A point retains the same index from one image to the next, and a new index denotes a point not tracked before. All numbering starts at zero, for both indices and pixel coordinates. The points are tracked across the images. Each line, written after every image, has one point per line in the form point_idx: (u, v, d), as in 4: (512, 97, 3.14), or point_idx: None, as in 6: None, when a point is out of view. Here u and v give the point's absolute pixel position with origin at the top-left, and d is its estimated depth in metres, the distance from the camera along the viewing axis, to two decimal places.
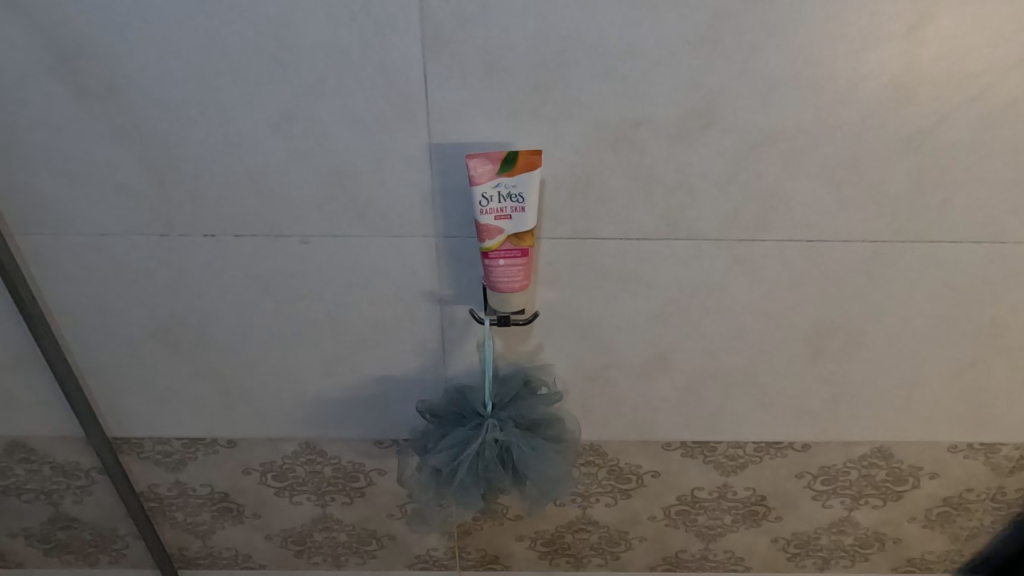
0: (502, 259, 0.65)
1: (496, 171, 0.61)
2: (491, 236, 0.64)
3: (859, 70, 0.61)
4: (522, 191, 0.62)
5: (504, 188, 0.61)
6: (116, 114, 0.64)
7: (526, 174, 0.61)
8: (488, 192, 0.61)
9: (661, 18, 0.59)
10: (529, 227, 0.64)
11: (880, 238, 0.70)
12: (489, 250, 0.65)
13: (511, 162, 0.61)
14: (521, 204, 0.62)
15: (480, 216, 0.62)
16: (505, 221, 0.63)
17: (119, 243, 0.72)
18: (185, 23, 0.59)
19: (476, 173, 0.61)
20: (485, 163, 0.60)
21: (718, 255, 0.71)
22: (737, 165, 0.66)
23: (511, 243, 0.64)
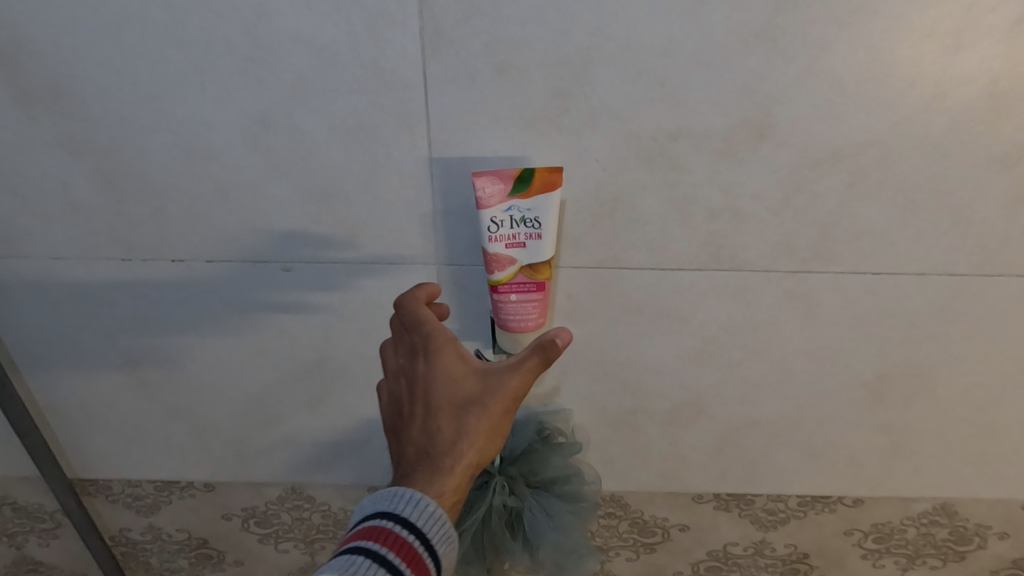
0: (513, 294, 0.54)
1: (508, 192, 0.51)
2: (501, 267, 0.53)
3: (949, 72, 0.50)
4: (538, 215, 0.52)
5: (517, 212, 0.51)
6: (66, 121, 0.55)
7: (543, 195, 0.51)
8: (497, 216, 0.51)
9: (709, 10, 0.48)
10: (546, 257, 0.53)
11: (960, 271, 0.59)
12: (497, 283, 0.54)
13: (526, 181, 0.51)
14: (537, 230, 0.52)
15: (488, 243, 0.52)
16: (519, 250, 0.53)
17: (76, 268, 0.63)
18: (144, 14, 0.50)
19: (483, 194, 0.51)
20: (494, 182, 0.51)
21: (766, 289, 0.61)
22: (793, 185, 0.55)
23: (524, 276, 0.54)
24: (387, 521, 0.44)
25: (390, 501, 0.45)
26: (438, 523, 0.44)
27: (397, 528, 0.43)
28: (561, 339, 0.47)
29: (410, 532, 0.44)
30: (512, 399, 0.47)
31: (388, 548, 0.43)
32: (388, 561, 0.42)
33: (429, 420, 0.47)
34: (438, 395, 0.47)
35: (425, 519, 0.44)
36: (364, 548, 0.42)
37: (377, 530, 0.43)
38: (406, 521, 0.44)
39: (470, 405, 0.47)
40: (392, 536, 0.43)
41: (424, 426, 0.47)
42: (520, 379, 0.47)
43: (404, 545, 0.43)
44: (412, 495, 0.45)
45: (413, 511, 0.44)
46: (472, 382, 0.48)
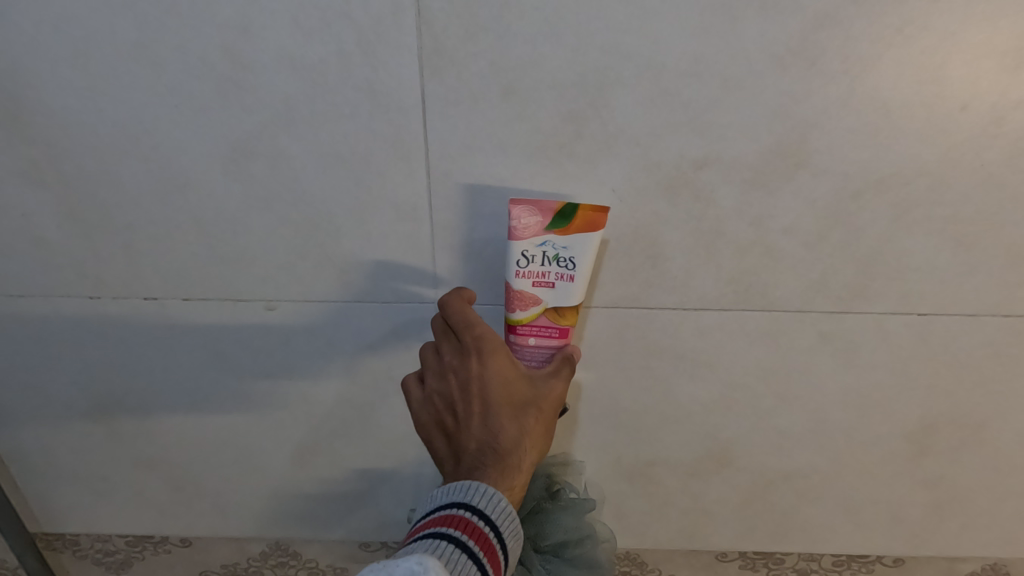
0: (532, 337, 0.49)
1: (545, 226, 0.45)
2: (523, 306, 0.48)
3: (1008, 94, 0.45)
4: (574, 254, 0.46)
5: (552, 248, 0.46)
6: (29, 149, 0.50)
7: (582, 234, 0.45)
8: (529, 250, 0.46)
9: (739, 25, 0.43)
10: (575, 302, 0.47)
11: (1017, 311, 0.53)
12: (517, 323, 0.49)
13: (566, 217, 0.45)
14: (569, 271, 0.46)
15: (514, 278, 0.47)
16: (545, 291, 0.47)
17: (40, 307, 0.57)
18: (112, 32, 0.45)
19: (518, 224, 0.45)
20: (531, 212, 0.45)
21: (800, 331, 0.55)
22: (831, 218, 0.50)
23: (547, 319, 0.48)
24: (465, 510, 0.39)
25: (465, 490, 0.40)
26: (512, 519, 0.41)
27: (477, 519, 0.39)
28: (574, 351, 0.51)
29: (488, 524, 0.39)
30: (558, 400, 0.48)
31: (468, 537, 0.38)
32: (469, 552, 0.37)
33: (487, 419, 0.44)
34: (497, 392, 0.44)
35: (501, 513, 0.40)
36: (443, 535, 0.38)
37: (453, 519, 0.39)
38: (484, 511, 0.39)
39: (526, 404, 0.46)
40: (472, 526, 0.39)
41: (481, 424, 0.44)
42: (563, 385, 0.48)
43: (482, 539, 0.39)
44: (488, 488, 0.41)
45: (489, 503, 0.40)
46: (524, 381, 0.46)
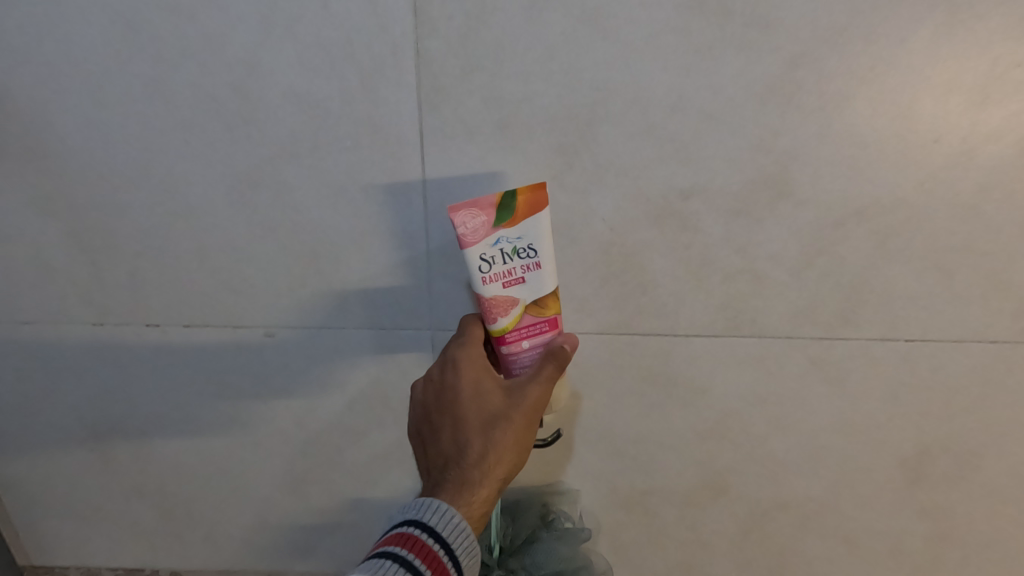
0: (524, 341, 0.45)
1: (493, 223, 0.42)
2: (503, 312, 0.44)
3: (977, 128, 0.47)
4: (531, 241, 0.43)
5: (507, 243, 0.42)
6: (43, 181, 0.52)
7: (532, 217, 0.42)
8: (487, 252, 0.42)
9: (718, 64, 0.46)
10: (549, 289, 0.44)
11: (1003, 338, 0.54)
12: (502, 333, 0.45)
13: (510, 206, 0.42)
14: (534, 260, 0.43)
15: (483, 288, 0.43)
16: (521, 290, 0.43)
17: (44, 335, 0.58)
18: (130, 72, 0.48)
19: (465, 230, 0.42)
20: (473, 214, 0.42)
21: (790, 357, 0.56)
22: (815, 247, 0.52)
23: (532, 317, 0.44)
24: (414, 528, 0.40)
25: (418, 506, 0.41)
26: (467, 535, 0.41)
27: (424, 537, 0.40)
28: (570, 343, 0.45)
29: (436, 542, 0.40)
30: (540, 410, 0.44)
31: (413, 557, 0.39)
32: (411, 571, 0.39)
33: (456, 432, 0.44)
34: (466, 406, 0.44)
35: (451, 530, 0.40)
36: (389, 554, 0.39)
37: (402, 537, 0.40)
38: (433, 529, 0.40)
39: (496, 417, 0.44)
40: (418, 544, 0.40)
41: (449, 436, 0.44)
42: (545, 384, 0.44)
43: (428, 556, 0.39)
44: (440, 505, 0.41)
45: (440, 520, 0.40)
46: (500, 393, 0.45)
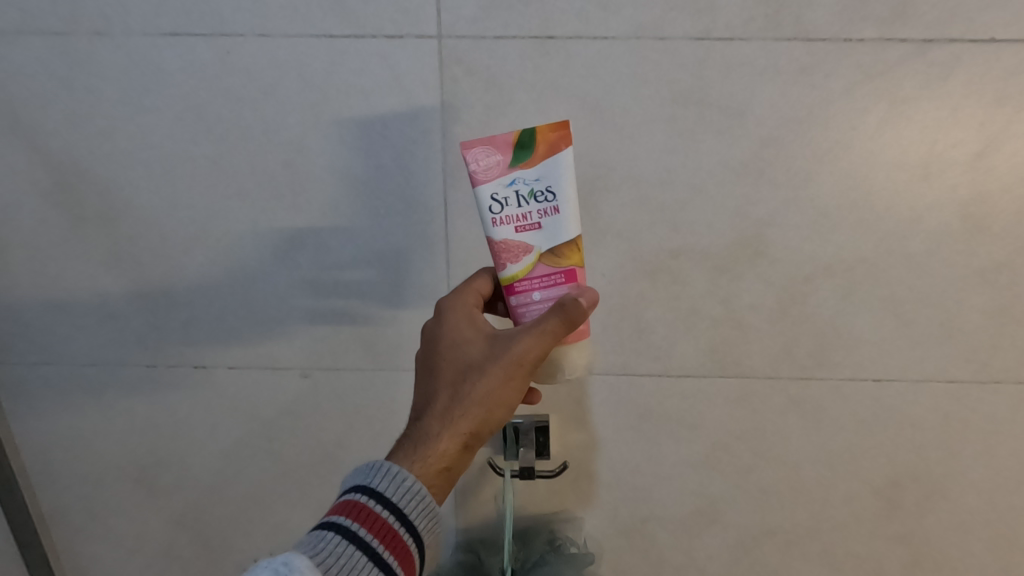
0: (536, 292, 0.43)
1: (509, 162, 0.41)
2: (514, 259, 0.43)
3: (922, 198, 0.55)
4: (550, 183, 0.42)
5: (523, 184, 0.42)
6: (112, 240, 0.59)
7: (551, 159, 0.41)
8: (499, 192, 0.42)
9: (699, 145, 0.54)
10: (567, 238, 0.42)
11: (959, 378, 0.61)
12: (513, 281, 0.44)
13: (528, 146, 0.41)
14: (552, 203, 0.42)
15: (494, 230, 0.42)
16: (535, 232, 0.42)
17: (103, 374, 0.65)
18: (196, 149, 0.56)
19: (477, 167, 0.42)
20: (488, 152, 0.41)
21: (771, 395, 0.63)
22: (789, 298, 0.59)
23: (546, 266, 0.43)
24: (361, 494, 0.42)
25: (367, 472, 0.43)
26: (417, 496, 0.42)
27: (371, 503, 0.42)
28: (585, 299, 0.42)
29: (382, 506, 0.42)
30: (521, 362, 0.43)
31: (359, 522, 0.41)
32: (357, 537, 0.41)
33: (429, 382, 0.46)
34: (443, 356, 0.46)
35: (398, 492, 0.42)
36: (335, 522, 0.41)
37: (350, 503, 0.42)
38: (379, 495, 0.42)
39: (469, 369, 0.45)
40: (364, 510, 0.42)
41: (425, 387, 0.46)
42: (532, 345, 0.42)
43: (375, 521, 0.41)
44: (390, 467, 0.43)
45: (386, 484, 0.42)
46: (479, 345, 0.45)
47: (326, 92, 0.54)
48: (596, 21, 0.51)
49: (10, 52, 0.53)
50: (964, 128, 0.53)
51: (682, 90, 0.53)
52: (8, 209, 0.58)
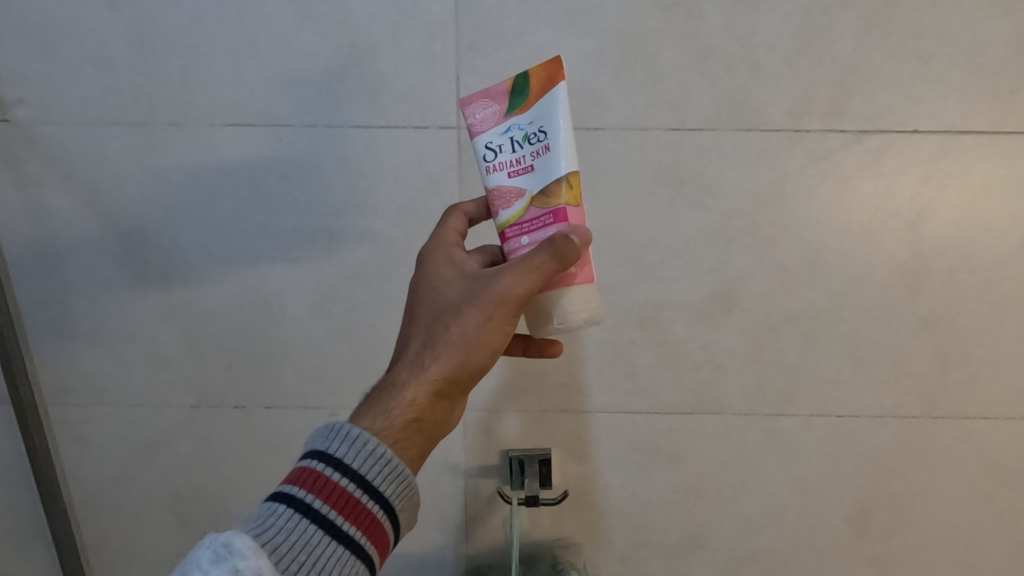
0: (525, 235, 0.45)
1: (505, 111, 0.44)
2: (506, 204, 0.45)
3: (869, 259, 0.64)
4: (542, 125, 0.43)
5: (517, 130, 0.44)
6: (168, 294, 0.67)
7: (544, 101, 0.43)
8: (494, 140, 0.45)
9: (677, 215, 0.64)
10: (556, 176, 0.43)
11: (912, 414, 0.69)
12: (506, 226, 0.45)
13: (524, 92, 0.44)
14: (544, 144, 0.43)
15: (489, 177, 0.45)
16: (528, 173, 0.44)
17: (149, 414, 0.71)
18: (247, 216, 0.64)
19: (474, 120, 0.45)
20: (486, 105, 0.45)
21: (748, 429, 0.71)
22: (759, 345, 0.68)
23: (537, 208, 0.44)
24: (315, 462, 0.40)
25: (323, 438, 0.41)
26: (379, 460, 0.41)
27: (327, 472, 0.40)
28: (575, 237, 0.42)
29: (341, 474, 0.40)
30: (496, 304, 0.43)
31: (314, 493, 0.39)
32: (312, 508, 0.39)
33: (408, 328, 0.47)
34: (422, 302, 0.47)
35: (358, 458, 0.41)
36: (286, 494, 0.39)
37: (302, 472, 0.40)
38: (337, 462, 0.40)
39: (444, 314, 0.45)
40: (320, 479, 0.40)
41: (404, 334, 0.47)
42: (514, 281, 0.43)
43: (333, 490, 0.40)
44: (348, 431, 0.41)
45: (344, 449, 0.41)
46: (456, 289, 0.46)
47: (361, 170, 0.63)
48: (590, 115, 0.61)
49: (94, 138, 0.63)
50: (899, 201, 0.63)
51: (662, 171, 0.63)
52: (79, 269, 0.66)
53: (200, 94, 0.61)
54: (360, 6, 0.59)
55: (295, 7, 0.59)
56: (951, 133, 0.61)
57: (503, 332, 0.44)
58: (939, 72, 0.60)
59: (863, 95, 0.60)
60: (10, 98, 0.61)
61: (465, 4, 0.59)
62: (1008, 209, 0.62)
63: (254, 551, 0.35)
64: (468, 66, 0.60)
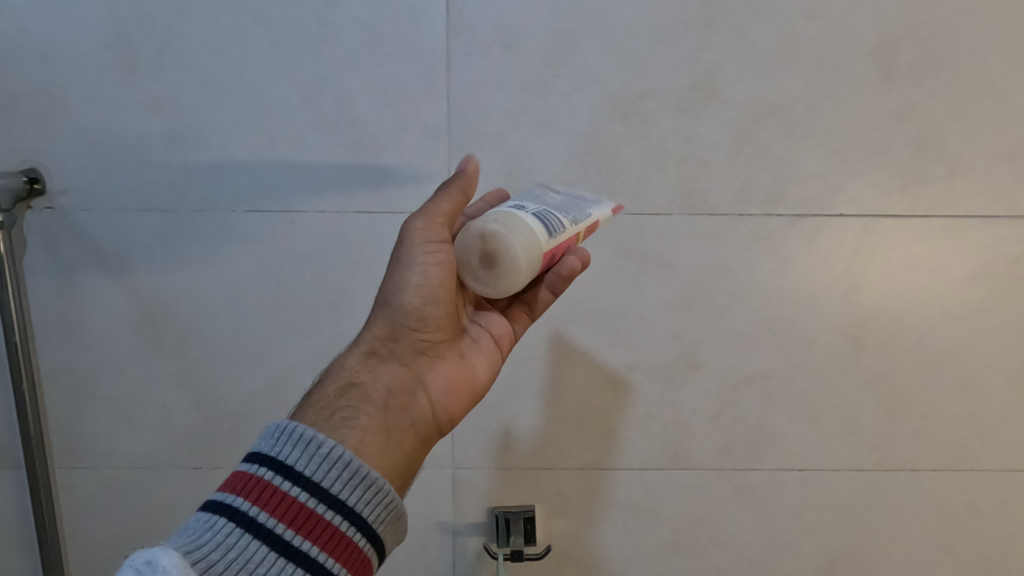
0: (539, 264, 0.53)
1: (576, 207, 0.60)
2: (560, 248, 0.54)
3: (813, 324, 0.73)
4: None
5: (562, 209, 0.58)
6: (182, 362, 0.73)
7: None
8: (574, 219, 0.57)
9: (642, 286, 0.72)
10: None
11: (867, 467, 0.75)
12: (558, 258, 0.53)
13: None
14: None
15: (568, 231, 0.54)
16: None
17: (153, 476, 0.74)
18: (259, 290, 0.72)
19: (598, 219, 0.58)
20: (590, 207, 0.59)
21: (718, 484, 0.76)
22: (723, 403, 0.74)
23: None
24: (263, 470, 0.41)
25: (272, 444, 0.42)
26: (335, 464, 0.42)
27: (276, 481, 0.41)
28: None
29: (292, 485, 0.41)
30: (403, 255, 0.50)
31: (261, 505, 0.40)
32: (256, 519, 0.40)
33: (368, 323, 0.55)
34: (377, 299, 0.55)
35: (310, 464, 0.42)
36: (230, 505, 0.40)
37: (250, 480, 0.41)
38: (284, 469, 0.41)
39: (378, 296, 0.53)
40: (268, 490, 0.41)
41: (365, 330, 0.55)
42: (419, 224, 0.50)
43: (283, 501, 0.41)
44: (294, 436, 0.42)
45: (296, 455, 0.42)
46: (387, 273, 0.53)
47: (363, 249, 0.71)
48: None
49: (127, 222, 0.71)
50: (834, 273, 0.72)
51: (627, 249, 0.72)
52: (100, 339, 0.72)
53: (225, 184, 0.70)
54: (366, 112, 0.70)
55: (310, 112, 0.70)
56: (872, 216, 0.71)
57: (415, 280, 0.50)
58: (856, 166, 0.71)
59: (794, 184, 0.71)
60: (56, 188, 0.70)
61: (456, 110, 0.70)
62: (927, 280, 0.72)
63: (180, 568, 0.36)
64: (458, 161, 0.70)
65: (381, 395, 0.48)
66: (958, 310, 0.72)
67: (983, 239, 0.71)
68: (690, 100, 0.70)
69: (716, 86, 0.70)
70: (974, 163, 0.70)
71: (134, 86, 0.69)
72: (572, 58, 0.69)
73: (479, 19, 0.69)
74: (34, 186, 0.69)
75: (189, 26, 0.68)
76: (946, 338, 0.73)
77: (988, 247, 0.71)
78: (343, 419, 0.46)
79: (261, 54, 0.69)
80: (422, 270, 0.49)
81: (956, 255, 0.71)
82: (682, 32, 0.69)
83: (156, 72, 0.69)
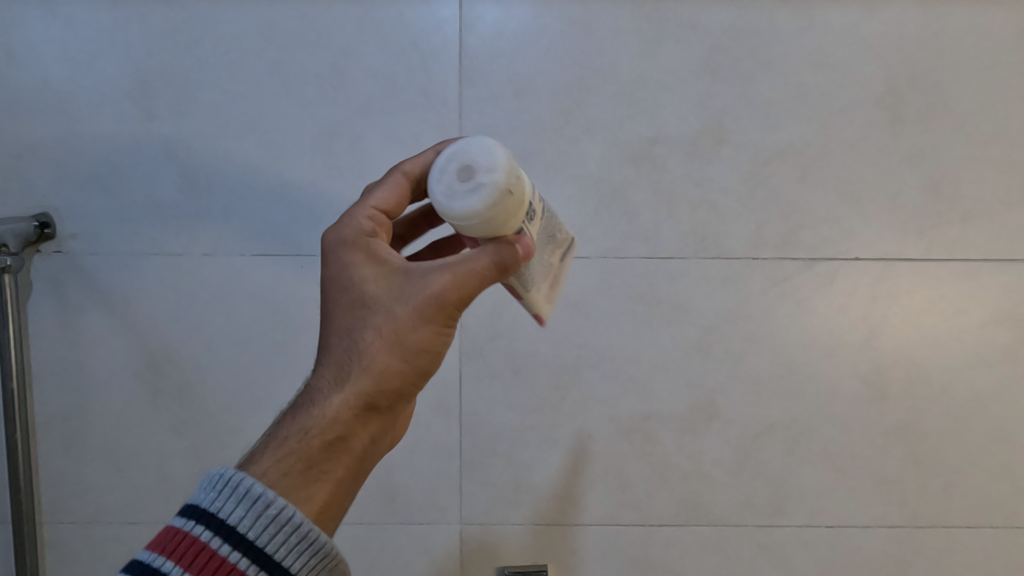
0: None
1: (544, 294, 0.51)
2: None
3: (834, 370, 0.70)
4: None
5: None
6: (181, 409, 0.70)
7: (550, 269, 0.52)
8: None
9: (656, 331, 0.71)
10: None
11: (899, 522, 0.71)
12: None
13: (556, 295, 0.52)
14: None
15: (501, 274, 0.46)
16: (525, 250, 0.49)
17: (145, 531, 0.70)
18: (264, 336, 0.70)
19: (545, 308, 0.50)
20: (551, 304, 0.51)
21: (742, 541, 0.71)
22: (744, 454, 0.71)
23: None
24: (199, 529, 0.37)
25: (213, 499, 0.38)
26: (282, 527, 0.38)
27: (214, 543, 0.37)
28: None
29: (231, 548, 0.37)
30: (439, 304, 0.41)
31: (194, 568, 0.36)
32: None
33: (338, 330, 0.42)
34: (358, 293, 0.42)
35: (253, 526, 0.38)
36: (159, 567, 0.36)
37: (183, 539, 0.37)
38: (224, 529, 0.37)
39: (371, 317, 0.41)
40: (203, 552, 0.37)
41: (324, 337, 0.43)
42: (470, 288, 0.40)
43: (220, 566, 0.37)
44: (240, 491, 0.38)
45: (239, 514, 0.38)
46: (387, 285, 0.42)
47: None
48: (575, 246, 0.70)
49: (134, 266, 0.70)
50: (852, 318, 0.70)
51: (641, 293, 0.70)
52: (100, 386, 0.70)
53: (234, 228, 0.70)
54: (378, 158, 0.70)
55: (322, 157, 0.70)
56: (888, 259, 0.70)
57: (437, 343, 0.41)
58: (869, 210, 0.70)
59: (808, 229, 0.70)
60: (66, 232, 0.70)
61: None
62: (951, 325, 0.70)
63: None
64: None
65: (364, 446, 0.42)
66: (984, 355, 0.70)
67: (1005, 282, 0.70)
68: (700, 145, 0.70)
69: (725, 131, 0.70)
70: (989, 207, 0.70)
71: (150, 133, 0.70)
72: (582, 106, 0.70)
73: (491, 69, 0.70)
74: (44, 231, 0.69)
75: (206, 76, 0.70)
76: (974, 384, 0.70)
77: (1011, 290, 0.70)
78: (320, 474, 0.40)
79: (276, 101, 0.70)
80: (446, 335, 0.42)
81: (978, 300, 0.70)
82: (691, 81, 0.70)
83: (172, 119, 0.70)
